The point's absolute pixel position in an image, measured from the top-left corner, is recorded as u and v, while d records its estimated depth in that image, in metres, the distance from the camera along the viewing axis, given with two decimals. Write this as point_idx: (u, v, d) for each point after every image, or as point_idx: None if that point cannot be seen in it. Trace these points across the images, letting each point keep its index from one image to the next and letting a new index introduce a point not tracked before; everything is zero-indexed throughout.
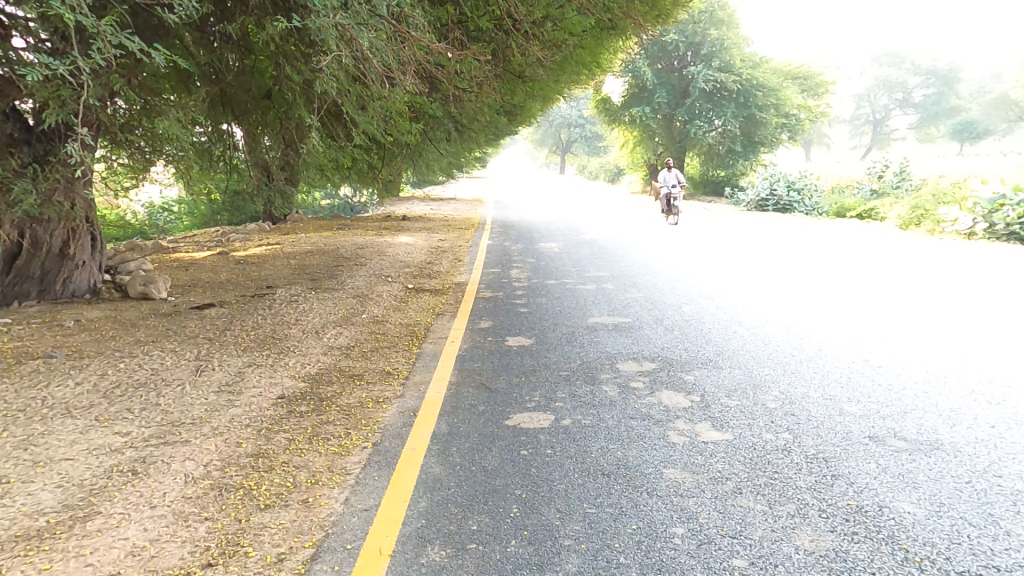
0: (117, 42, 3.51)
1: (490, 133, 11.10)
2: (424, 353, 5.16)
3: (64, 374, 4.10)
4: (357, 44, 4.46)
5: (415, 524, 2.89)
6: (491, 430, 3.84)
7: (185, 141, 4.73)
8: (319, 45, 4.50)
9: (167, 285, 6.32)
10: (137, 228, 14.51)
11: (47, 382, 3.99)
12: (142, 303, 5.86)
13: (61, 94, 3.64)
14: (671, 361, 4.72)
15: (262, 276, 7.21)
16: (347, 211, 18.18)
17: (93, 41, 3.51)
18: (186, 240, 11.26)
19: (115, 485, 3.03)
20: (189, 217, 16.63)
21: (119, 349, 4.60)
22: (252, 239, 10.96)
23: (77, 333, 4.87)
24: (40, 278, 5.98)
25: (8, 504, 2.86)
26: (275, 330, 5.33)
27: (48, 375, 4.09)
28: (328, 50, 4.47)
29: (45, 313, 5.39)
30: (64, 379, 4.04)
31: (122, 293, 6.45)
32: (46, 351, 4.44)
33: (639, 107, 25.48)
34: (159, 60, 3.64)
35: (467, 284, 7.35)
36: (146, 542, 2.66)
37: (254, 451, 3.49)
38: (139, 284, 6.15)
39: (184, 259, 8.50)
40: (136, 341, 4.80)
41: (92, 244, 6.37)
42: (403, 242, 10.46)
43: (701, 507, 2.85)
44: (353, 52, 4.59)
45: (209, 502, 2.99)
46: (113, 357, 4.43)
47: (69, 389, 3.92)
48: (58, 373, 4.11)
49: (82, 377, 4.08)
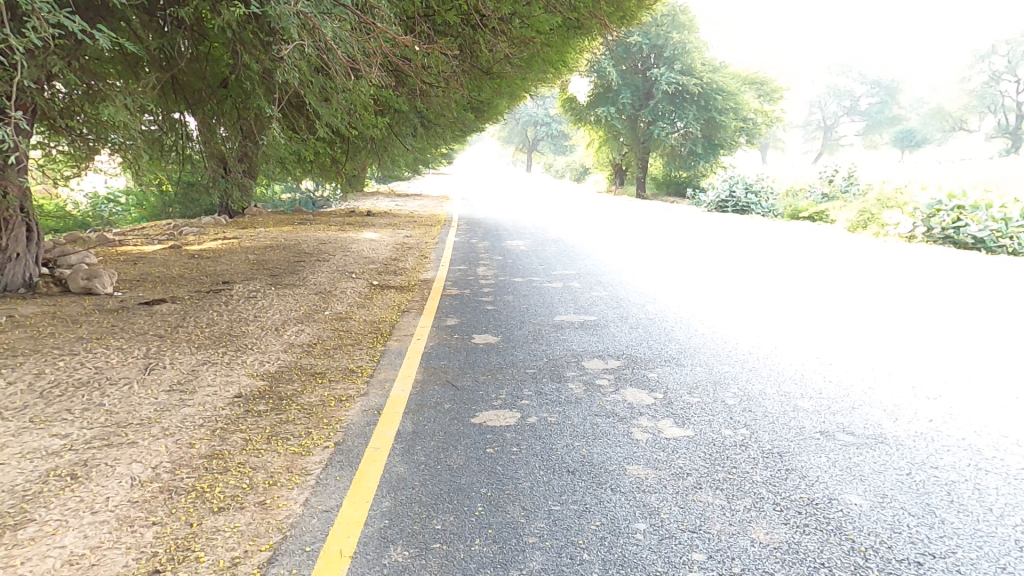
0: (56, 22, 3.27)
1: (457, 129, 11.03)
2: (388, 350, 5.07)
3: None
4: (320, 34, 4.31)
5: (378, 524, 2.84)
6: (457, 428, 3.81)
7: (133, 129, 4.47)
8: (279, 33, 4.35)
9: (113, 279, 5.98)
10: (79, 219, 13.69)
11: None
12: (85, 298, 5.51)
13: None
14: (635, 358, 4.81)
15: (218, 271, 6.91)
16: (309, 206, 17.71)
17: (30, 18, 3.27)
18: (136, 234, 10.70)
19: (52, 490, 2.85)
20: (138, 208, 15.82)
21: (59, 347, 4.31)
22: (207, 233, 10.50)
23: (9, 330, 4.53)
24: None
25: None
26: (231, 327, 5.12)
27: None
28: (289, 39, 4.32)
29: None
30: None
31: (62, 288, 6.06)
32: None
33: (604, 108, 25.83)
34: (103, 43, 3.43)
35: (433, 281, 7.26)
36: (86, 549, 2.50)
37: (207, 452, 3.35)
38: (82, 278, 5.77)
39: (133, 253, 8.05)
40: (78, 338, 4.51)
41: (27, 236, 5.95)
42: (367, 238, 10.28)
43: (662, 502, 2.91)
44: (316, 42, 4.45)
45: (157, 506, 2.85)
46: (50, 355, 4.15)
47: (0, 389, 3.65)
48: None
49: (15, 377, 3.81)
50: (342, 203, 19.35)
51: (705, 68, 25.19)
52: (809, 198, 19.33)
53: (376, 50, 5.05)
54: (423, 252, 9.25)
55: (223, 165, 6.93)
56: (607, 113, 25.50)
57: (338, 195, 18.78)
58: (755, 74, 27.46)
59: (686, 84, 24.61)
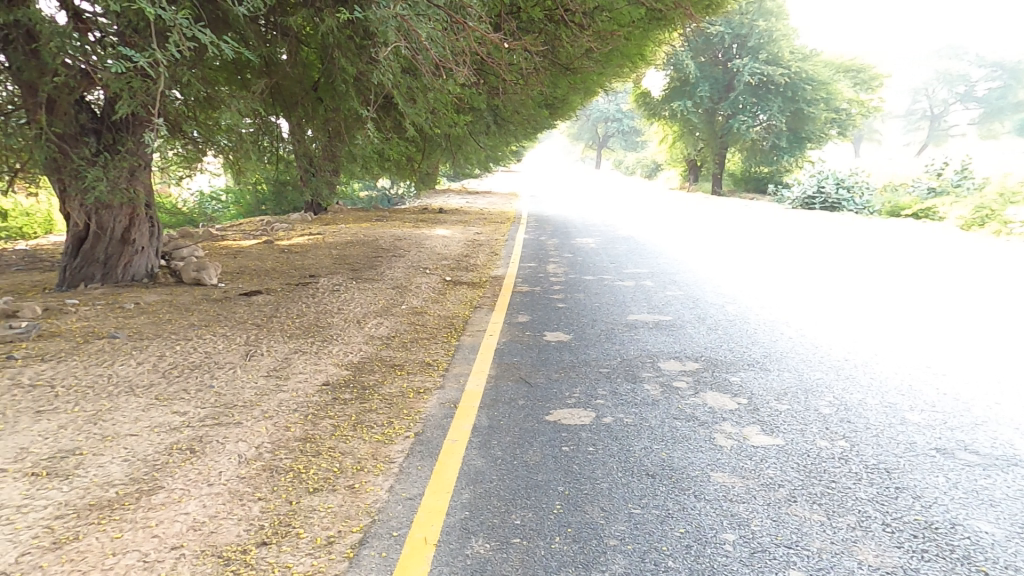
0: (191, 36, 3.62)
1: (528, 126, 11.07)
2: (462, 345, 5.17)
3: (127, 354, 4.24)
4: (415, 35, 4.44)
5: (459, 515, 2.90)
6: (531, 425, 3.82)
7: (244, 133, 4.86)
8: (377, 38, 4.53)
9: (218, 272, 6.48)
10: (186, 217, 15.01)
11: (112, 361, 4.11)
12: (195, 288, 6.03)
13: (132, 84, 3.80)
14: (715, 361, 4.62)
15: (305, 265, 7.34)
16: (385, 203, 18.46)
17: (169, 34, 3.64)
18: (233, 229, 11.59)
19: (176, 462, 3.12)
20: (235, 207, 17.12)
21: (175, 332, 4.73)
22: (295, 228, 11.22)
23: (136, 316, 5.03)
24: (104, 262, 6.20)
25: (81, 475, 2.91)
26: (318, 318, 5.41)
27: (112, 354, 4.21)
28: (386, 41, 4.49)
29: (108, 295, 5.61)
30: (126, 358, 4.18)
31: (177, 278, 6.63)
32: (109, 331, 4.59)
33: (680, 101, 25.14)
34: (229, 54, 3.76)
35: (504, 278, 7.33)
36: (206, 517, 2.73)
37: (301, 435, 3.55)
38: (192, 270, 6.30)
39: (233, 247, 8.74)
40: (190, 324, 4.93)
41: (150, 229, 6.54)
42: (439, 234, 10.56)
43: (753, 514, 2.78)
44: (410, 44, 4.58)
45: (261, 483, 3.06)
46: (169, 339, 4.56)
47: (132, 367, 4.05)
48: (121, 354, 4.23)
49: (143, 358, 4.21)
50: (416, 200, 20.04)
51: (794, 57, 23.81)
52: (912, 193, 17.74)
53: (464, 48, 5.15)
54: (494, 248, 9.39)
55: (308, 165, 7.32)
56: (683, 107, 24.80)
57: (410, 193, 19.36)
58: (852, 61, 25.74)
59: (770, 75, 23.39)
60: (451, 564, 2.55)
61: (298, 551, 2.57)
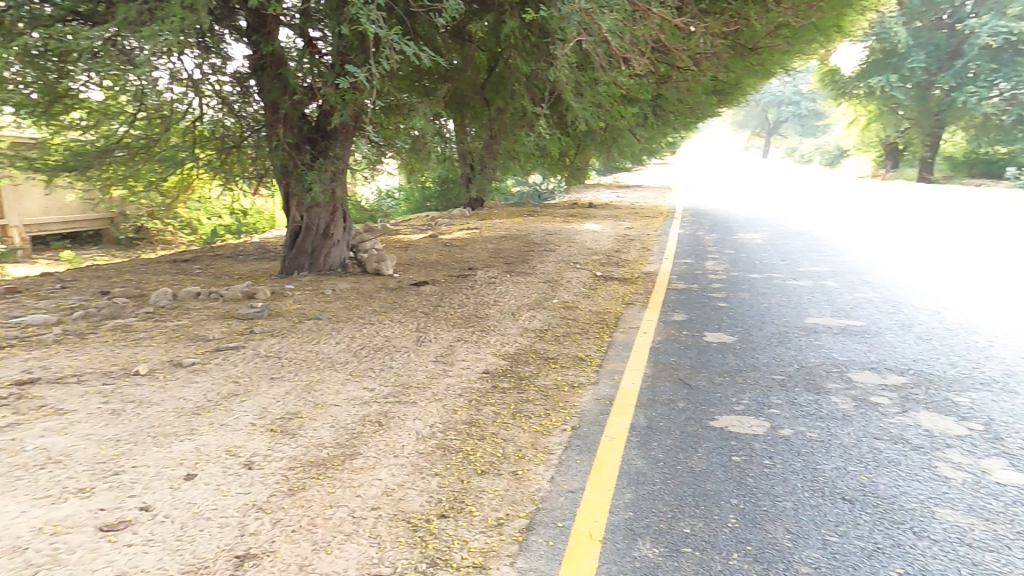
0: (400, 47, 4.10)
1: (692, 114, 10.50)
2: (615, 342, 5.02)
3: (328, 332, 4.83)
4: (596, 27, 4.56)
5: (623, 514, 2.78)
6: (694, 430, 3.53)
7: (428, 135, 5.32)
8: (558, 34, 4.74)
9: (393, 264, 7.12)
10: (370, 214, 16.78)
11: (317, 339, 4.64)
12: (375, 278, 6.73)
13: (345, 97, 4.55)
14: (928, 377, 3.85)
15: (465, 258, 7.81)
16: (537, 198, 19.06)
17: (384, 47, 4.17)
18: (403, 224, 12.86)
19: (368, 432, 3.48)
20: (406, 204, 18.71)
21: (362, 316, 5.31)
22: (456, 223, 12.07)
23: (332, 300, 5.69)
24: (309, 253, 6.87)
25: (303, 435, 3.33)
26: (477, 309, 5.70)
27: (317, 333, 4.75)
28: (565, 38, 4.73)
29: (311, 282, 6.39)
30: (327, 335, 4.80)
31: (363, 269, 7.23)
32: (315, 313, 5.20)
33: (884, 76, 21.99)
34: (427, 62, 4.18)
35: (657, 274, 7.00)
36: (395, 485, 2.98)
37: (467, 419, 3.73)
38: (374, 262, 6.98)
39: (404, 241, 9.66)
40: (373, 310, 5.51)
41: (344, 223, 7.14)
42: (589, 230, 10.50)
43: (1006, 569, 2.23)
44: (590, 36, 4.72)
45: (436, 459, 3.27)
46: (360, 321, 5.13)
47: (333, 344, 4.60)
48: (323, 332, 4.79)
49: (340, 337, 4.75)
50: (567, 194, 20.39)
51: None
52: None
53: (644, 36, 5.19)
54: (646, 243, 9.07)
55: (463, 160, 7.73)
56: (888, 82, 21.70)
57: (561, 188, 19.57)
58: None
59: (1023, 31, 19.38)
60: (619, 564, 2.45)
61: (471, 528, 2.68)
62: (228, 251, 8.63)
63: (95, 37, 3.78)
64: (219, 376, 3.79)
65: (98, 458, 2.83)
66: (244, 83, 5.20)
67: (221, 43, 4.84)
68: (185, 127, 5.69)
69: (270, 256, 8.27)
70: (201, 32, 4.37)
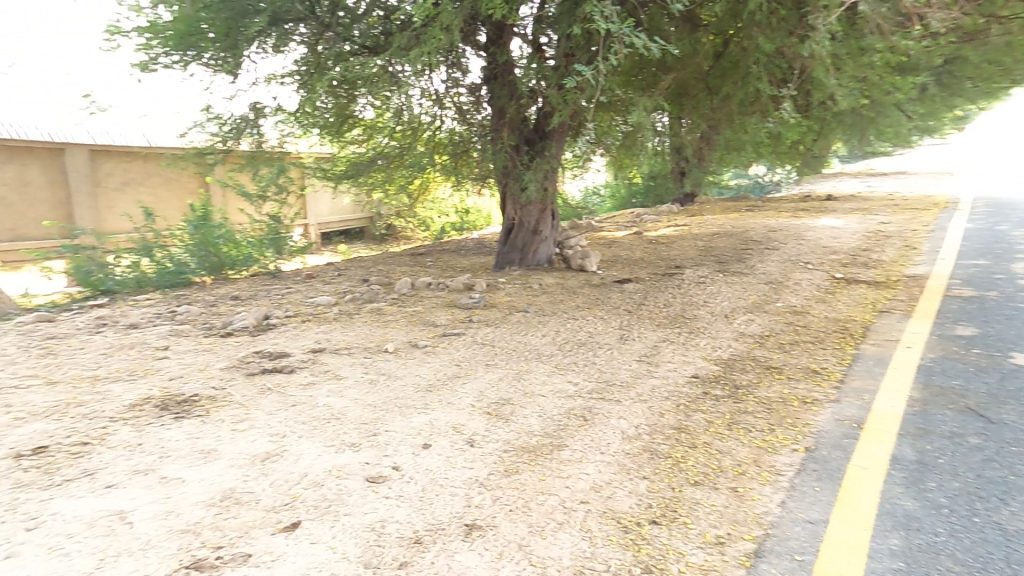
0: (629, 41, 4.25)
1: (991, 75, 8.27)
2: (864, 355, 4.12)
3: (535, 325, 5.02)
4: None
5: (889, 563, 2.23)
6: (1001, 476, 2.70)
7: (645, 127, 5.37)
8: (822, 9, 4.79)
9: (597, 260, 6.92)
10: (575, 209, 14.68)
11: (527, 330, 4.89)
12: (579, 274, 6.65)
13: (567, 98, 4.98)
14: None
15: (672, 256, 7.43)
16: (756, 191, 17.31)
17: (614, 44, 4.37)
18: (609, 219, 12.85)
19: (572, 425, 3.39)
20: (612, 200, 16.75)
21: (566, 311, 5.36)
22: (663, 219, 11.65)
23: (540, 295, 5.82)
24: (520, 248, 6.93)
25: (513, 421, 3.39)
26: (684, 309, 5.33)
27: (527, 325, 5.01)
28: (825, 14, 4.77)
29: (518, 275, 6.56)
30: (535, 327, 4.98)
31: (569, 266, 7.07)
32: (524, 306, 5.46)
33: None
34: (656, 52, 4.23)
35: (928, 279, 5.69)
36: (602, 482, 2.83)
37: (675, 424, 3.38)
38: (578, 257, 6.85)
39: (609, 237, 9.65)
40: (576, 305, 5.51)
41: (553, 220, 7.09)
42: (827, 225, 9.04)
43: None
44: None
45: (643, 462, 3.01)
46: (563, 316, 5.19)
47: (539, 336, 4.77)
48: (532, 325, 5.02)
49: (546, 329, 4.92)
50: (797, 185, 17.95)
51: None
52: None
53: None
54: (908, 241, 7.44)
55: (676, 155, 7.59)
56: None
57: (790, 178, 17.46)
58: None
59: None
60: None
61: (687, 541, 2.40)
62: (454, 246, 9.71)
63: (377, 65, 4.43)
64: (446, 359, 4.19)
65: (362, 419, 3.30)
66: (476, 92, 5.81)
67: (463, 57, 5.48)
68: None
69: (488, 250, 9.10)
70: (451, 50, 5.04)
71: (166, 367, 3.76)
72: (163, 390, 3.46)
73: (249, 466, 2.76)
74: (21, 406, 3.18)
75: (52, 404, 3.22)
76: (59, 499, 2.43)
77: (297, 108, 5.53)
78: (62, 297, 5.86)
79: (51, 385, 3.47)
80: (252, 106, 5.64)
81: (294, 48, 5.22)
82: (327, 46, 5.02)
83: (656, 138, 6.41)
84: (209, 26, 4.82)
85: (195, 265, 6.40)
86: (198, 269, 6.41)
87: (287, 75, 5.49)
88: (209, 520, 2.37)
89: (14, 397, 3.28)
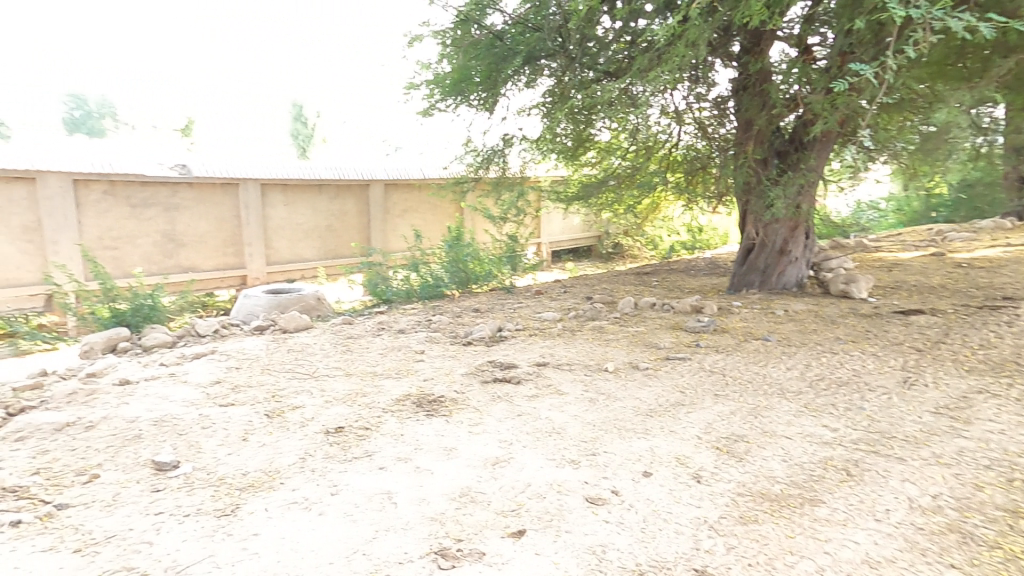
0: (941, 26, 3.40)
1: None
2: None
3: (777, 357, 4.15)
4: None
5: None
6: None
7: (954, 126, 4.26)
8: None
9: (868, 286, 5.77)
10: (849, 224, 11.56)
11: (766, 361, 4.09)
12: (842, 301, 5.57)
13: (839, 102, 4.29)
14: None
15: (993, 286, 5.62)
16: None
17: (914, 32, 3.58)
18: (892, 237, 10.22)
19: (832, 479, 2.50)
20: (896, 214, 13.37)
21: (821, 343, 4.37)
22: (979, 239, 8.90)
23: (785, 322, 5.00)
24: (763, 271, 6.19)
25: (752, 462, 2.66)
26: (1018, 354, 3.80)
27: (766, 355, 4.20)
28: None
29: (761, 300, 5.79)
30: (778, 359, 4.11)
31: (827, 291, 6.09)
32: (764, 334, 4.68)
33: None
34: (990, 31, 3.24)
35: None
36: (881, 558, 1.97)
37: (1005, 506, 2.25)
38: (841, 282, 5.83)
39: (887, 259, 7.92)
40: (836, 338, 4.49)
41: (806, 240, 6.20)
42: None
43: None
44: None
45: (950, 545, 2.03)
46: (817, 350, 4.22)
47: (782, 370, 3.90)
48: (773, 356, 4.18)
49: (792, 363, 4.01)
50: None
51: None
52: None
53: None
54: None
55: (1021, 156, 5.71)
56: None
57: None
58: None
59: None
60: None
61: None
62: (680, 265, 9.12)
63: (616, 89, 4.57)
64: (668, 384, 3.68)
65: (582, 437, 2.87)
66: (722, 105, 5.69)
67: (711, 72, 5.36)
68: (662, 154, 6.14)
69: (721, 271, 8.37)
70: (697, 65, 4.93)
71: (424, 368, 3.89)
72: (421, 388, 3.51)
73: (481, 467, 2.54)
74: (331, 390, 3.44)
75: (348, 392, 3.41)
76: (350, 472, 2.52)
77: (539, 137, 6.11)
78: (359, 304, 7.29)
79: (348, 375, 3.74)
80: (502, 139, 6.53)
81: (542, 81, 5.76)
82: (571, 76, 5.31)
83: (976, 139, 4.97)
84: (476, 71, 5.67)
85: (448, 279, 7.10)
86: (450, 282, 7.09)
87: (533, 106, 6.15)
88: (451, 513, 2.20)
89: (325, 381, 3.57)
